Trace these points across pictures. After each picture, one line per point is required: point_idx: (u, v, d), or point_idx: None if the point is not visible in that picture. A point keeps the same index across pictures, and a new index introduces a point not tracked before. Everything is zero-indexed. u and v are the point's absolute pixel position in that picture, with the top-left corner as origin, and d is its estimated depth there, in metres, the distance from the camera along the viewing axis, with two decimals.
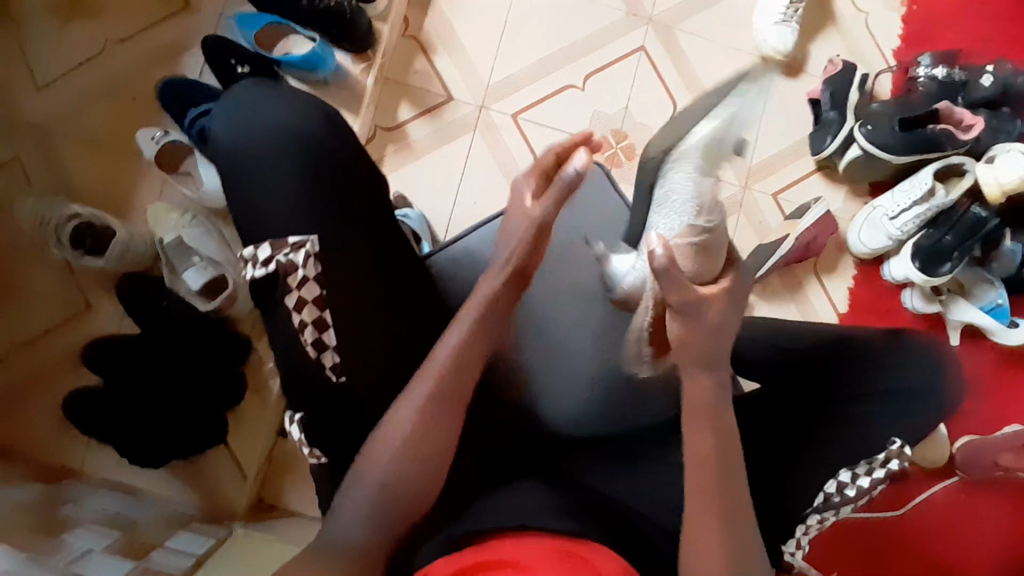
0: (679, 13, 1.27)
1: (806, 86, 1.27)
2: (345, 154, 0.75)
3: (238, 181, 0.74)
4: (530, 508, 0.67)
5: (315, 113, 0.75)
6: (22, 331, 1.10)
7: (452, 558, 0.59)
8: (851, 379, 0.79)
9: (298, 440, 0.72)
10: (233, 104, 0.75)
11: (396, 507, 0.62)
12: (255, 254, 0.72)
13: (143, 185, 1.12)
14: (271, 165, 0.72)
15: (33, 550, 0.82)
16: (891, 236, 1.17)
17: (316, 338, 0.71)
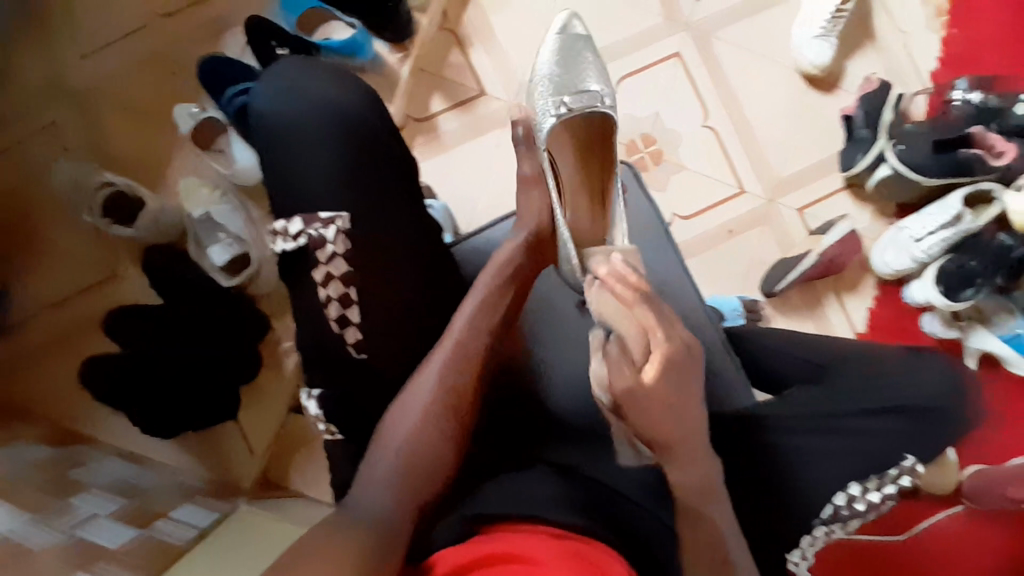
0: (717, 21, 1.27)
1: (840, 103, 1.26)
2: (387, 137, 0.75)
3: (278, 160, 0.74)
4: (544, 498, 0.68)
5: (350, 89, 0.75)
6: (51, 295, 1.12)
7: (464, 547, 0.61)
8: (862, 393, 0.77)
9: (315, 416, 0.73)
10: (281, 82, 0.75)
11: (417, 471, 0.65)
12: (286, 228, 0.72)
13: (177, 159, 1.13)
14: (313, 147, 0.72)
15: (39, 511, 0.85)
16: (916, 258, 1.17)
17: (340, 315, 0.71)
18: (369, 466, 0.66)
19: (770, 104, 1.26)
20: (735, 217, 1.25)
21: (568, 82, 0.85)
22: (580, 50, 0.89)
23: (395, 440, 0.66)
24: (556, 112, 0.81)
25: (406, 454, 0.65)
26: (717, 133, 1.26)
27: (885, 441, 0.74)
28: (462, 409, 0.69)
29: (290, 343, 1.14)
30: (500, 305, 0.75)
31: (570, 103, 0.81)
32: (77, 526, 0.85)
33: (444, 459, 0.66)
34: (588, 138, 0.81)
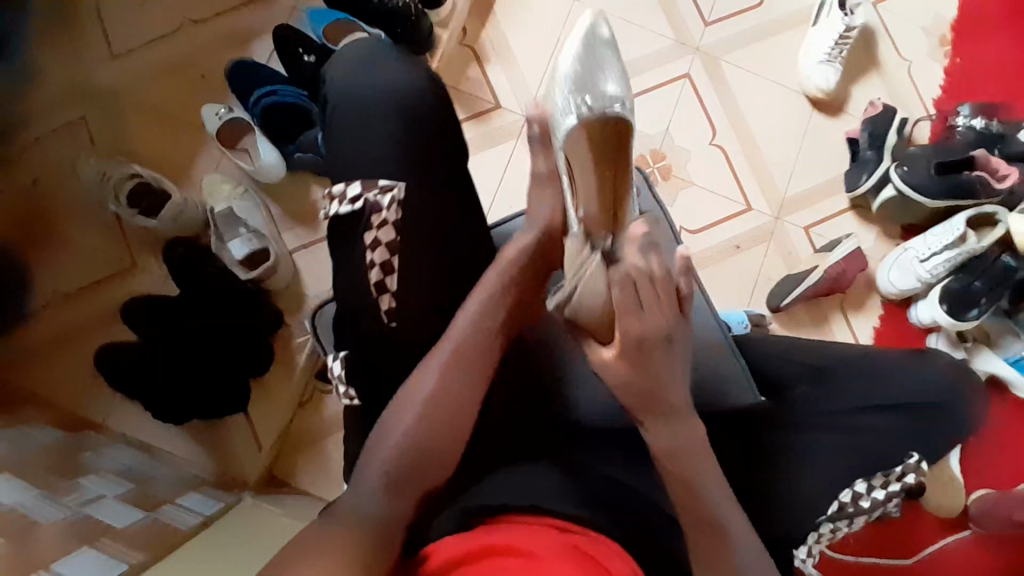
0: (726, 45, 1.31)
1: (844, 126, 1.30)
2: (442, 117, 0.77)
3: (339, 137, 0.77)
4: (550, 491, 0.69)
5: (415, 72, 0.78)
6: (71, 283, 1.15)
7: (465, 536, 0.63)
8: (864, 390, 0.78)
9: (338, 377, 0.77)
10: (350, 62, 0.78)
11: (414, 460, 0.66)
12: (344, 192, 0.75)
13: (202, 157, 1.17)
14: (375, 125, 0.76)
15: (48, 488, 0.86)
16: (921, 278, 1.18)
17: (380, 280, 0.74)
18: (368, 455, 0.68)
19: (777, 126, 1.30)
20: (742, 233, 1.27)
21: (588, 79, 0.67)
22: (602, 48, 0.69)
23: (393, 438, 0.67)
24: (578, 111, 0.66)
25: (407, 450, 0.66)
26: (725, 152, 1.29)
27: (884, 439, 0.74)
28: (465, 410, 0.70)
29: (303, 338, 1.15)
30: (502, 315, 0.73)
31: (591, 104, 0.66)
32: (84, 505, 0.86)
33: (444, 455, 0.68)
34: (618, 140, 0.64)
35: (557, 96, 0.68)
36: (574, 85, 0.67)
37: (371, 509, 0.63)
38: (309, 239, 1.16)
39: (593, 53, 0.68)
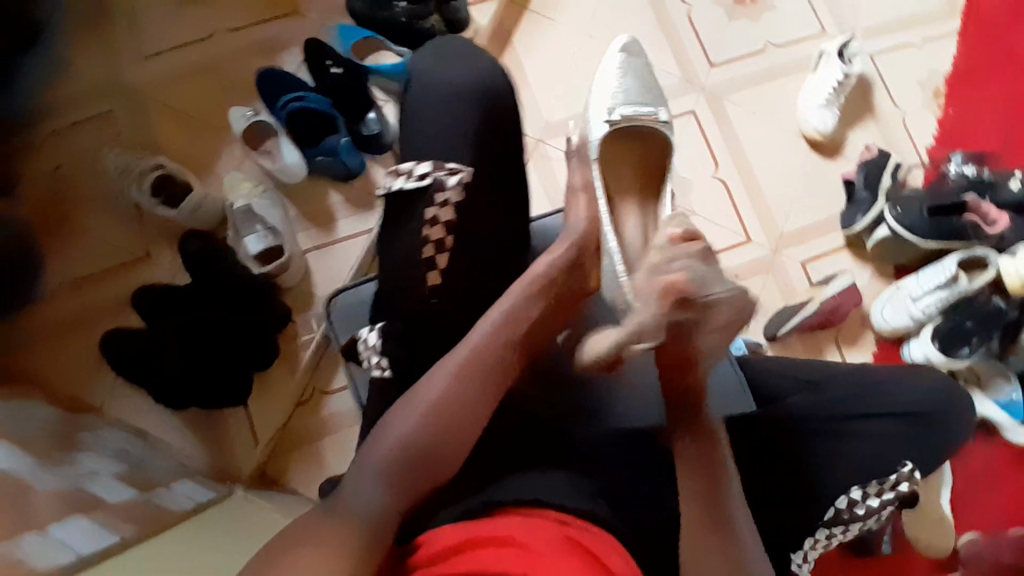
0: (731, 85, 1.39)
1: (841, 168, 1.36)
2: (508, 114, 0.86)
3: (412, 120, 0.84)
4: (554, 488, 0.68)
5: (488, 70, 0.85)
6: (84, 269, 1.17)
7: (467, 524, 0.63)
8: (858, 400, 0.79)
9: (372, 348, 0.77)
10: (433, 56, 0.86)
11: (416, 451, 0.68)
12: (412, 170, 0.81)
13: (224, 156, 1.21)
14: (449, 112, 0.83)
15: (44, 459, 0.85)
16: (914, 316, 1.21)
17: (432, 255, 0.79)
18: (372, 444, 0.70)
19: (778, 163, 1.35)
20: (741, 264, 1.31)
21: (624, 95, 0.97)
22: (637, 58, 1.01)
23: (400, 429, 0.69)
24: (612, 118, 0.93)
25: (414, 439, 0.68)
26: (728, 186, 1.34)
27: (885, 445, 0.76)
28: (473, 413, 0.71)
29: (308, 337, 1.16)
30: (521, 327, 0.76)
31: (620, 116, 0.93)
32: (76, 481, 0.85)
33: (447, 452, 0.69)
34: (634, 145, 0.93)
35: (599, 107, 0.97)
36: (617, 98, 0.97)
37: (362, 504, 0.65)
38: (323, 242, 1.19)
39: (627, 61, 1.00)
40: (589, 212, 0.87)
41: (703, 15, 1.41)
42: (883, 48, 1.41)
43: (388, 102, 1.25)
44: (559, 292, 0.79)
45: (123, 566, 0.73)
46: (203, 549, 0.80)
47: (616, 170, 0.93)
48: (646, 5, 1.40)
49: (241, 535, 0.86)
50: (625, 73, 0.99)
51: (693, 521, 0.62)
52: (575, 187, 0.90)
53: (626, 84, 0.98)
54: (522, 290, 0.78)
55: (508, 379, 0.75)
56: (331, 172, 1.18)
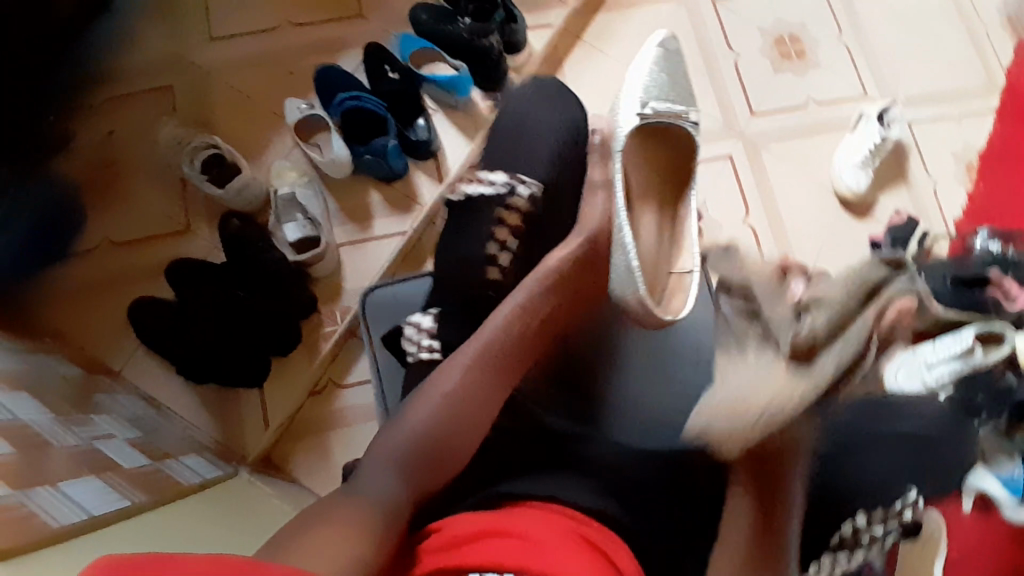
0: (770, 135, 1.42)
1: (870, 229, 1.38)
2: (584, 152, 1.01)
3: (502, 142, 1.01)
4: (573, 486, 0.72)
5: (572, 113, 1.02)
6: (122, 235, 1.18)
7: (475, 518, 0.64)
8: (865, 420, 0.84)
9: (425, 330, 0.84)
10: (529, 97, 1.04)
11: (430, 443, 0.73)
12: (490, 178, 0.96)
13: (272, 143, 1.24)
14: (536, 139, 0.99)
15: (66, 416, 0.86)
16: (927, 383, 1.22)
17: (495, 254, 0.91)
18: (386, 439, 0.74)
19: (806, 216, 1.38)
20: None
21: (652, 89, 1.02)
22: (666, 61, 1.05)
23: (417, 421, 0.74)
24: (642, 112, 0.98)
25: (428, 432, 0.74)
26: (756, 232, 1.36)
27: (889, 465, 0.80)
28: (483, 401, 0.78)
29: (332, 329, 1.17)
30: (527, 327, 0.85)
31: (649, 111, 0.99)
32: (91, 437, 0.85)
33: (457, 444, 0.75)
34: (660, 144, 1.00)
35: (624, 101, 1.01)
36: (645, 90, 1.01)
37: (380, 493, 0.67)
38: (357, 238, 1.21)
39: (655, 53, 1.05)
40: (601, 211, 0.95)
41: (749, 66, 1.46)
42: (918, 120, 1.44)
43: (437, 112, 1.29)
44: (567, 294, 0.89)
45: (129, 530, 0.73)
46: (204, 527, 0.80)
47: (634, 166, 0.99)
48: (694, 51, 1.45)
49: (243, 521, 0.85)
50: (648, 66, 1.03)
51: (749, 545, 0.68)
52: (595, 183, 0.97)
53: (652, 77, 1.03)
54: (531, 295, 0.87)
55: (514, 377, 0.82)
56: (375, 171, 1.20)
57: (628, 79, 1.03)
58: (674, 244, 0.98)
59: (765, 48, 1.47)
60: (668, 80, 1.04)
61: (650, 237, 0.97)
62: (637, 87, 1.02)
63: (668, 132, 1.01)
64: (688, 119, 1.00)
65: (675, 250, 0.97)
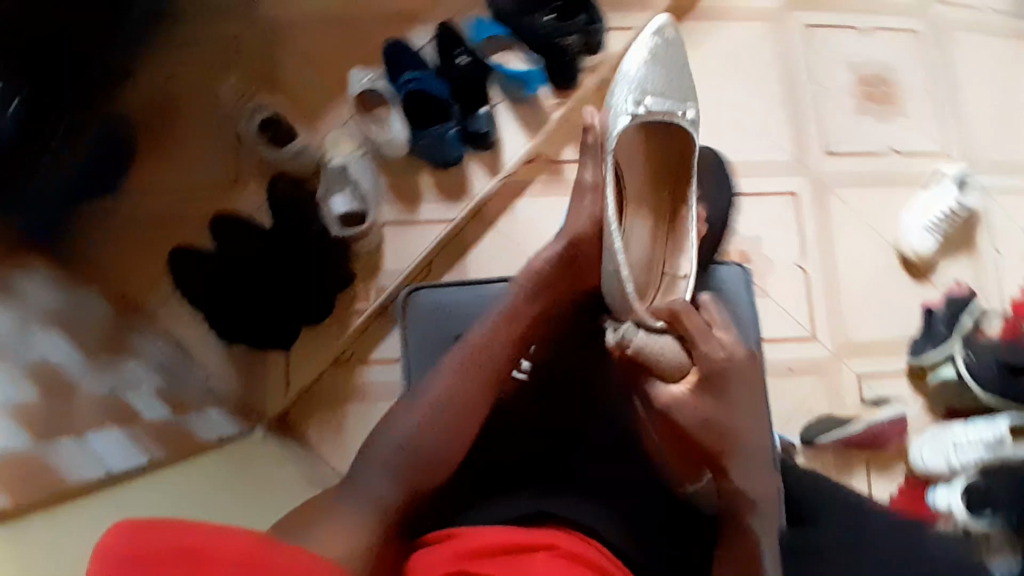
0: (839, 179, 1.36)
1: (924, 294, 1.32)
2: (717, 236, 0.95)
3: None
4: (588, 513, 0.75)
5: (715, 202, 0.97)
6: (172, 180, 1.18)
7: (501, 534, 0.65)
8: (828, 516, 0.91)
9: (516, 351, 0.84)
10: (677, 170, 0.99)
11: (426, 446, 0.72)
12: None
13: (333, 109, 1.22)
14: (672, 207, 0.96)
15: (94, 360, 0.87)
16: (950, 463, 1.18)
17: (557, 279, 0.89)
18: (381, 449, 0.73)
19: (863, 269, 1.32)
20: (799, 358, 1.28)
21: (652, 81, 0.87)
22: (670, 49, 0.91)
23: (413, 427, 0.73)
24: (635, 108, 0.83)
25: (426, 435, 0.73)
26: (808, 278, 1.31)
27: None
28: (474, 405, 0.76)
29: (364, 307, 1.16)
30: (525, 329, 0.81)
31: (647, 105, 0.84)
32: (117, 388, 0.86)
33: (450, 446, 0.73)
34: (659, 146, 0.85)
35: (620, 90, 0.86)
36: (639, 84, 0.86)
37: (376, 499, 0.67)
38: (404, 218, 1.20)
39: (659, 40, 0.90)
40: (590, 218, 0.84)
41: (831, 102, 1.39)
42: (998, 186, 1.37)
43: (501, 103, 1.26)
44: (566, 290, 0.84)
45: (144, 490, 0.74)
46: (215, 494, 0.80)
47: (629, 162, 0.84)
48: (777, 77, 1.39)
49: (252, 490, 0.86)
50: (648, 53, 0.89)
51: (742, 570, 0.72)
52: (584, 185, 0.85)
53: (654, 69, 0.88)
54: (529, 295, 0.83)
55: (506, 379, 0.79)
56: (430, 156, 1.18)
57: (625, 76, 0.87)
58: (672, 245, 0.86)
59: (850, 87, 1.40)
60: (671, 74, 0.89)
61: (641, 246, 0.85)
62: (641, 78, 0.86)
63: (663, 130, 0.85)
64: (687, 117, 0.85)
65: (675, 253, 0.85)
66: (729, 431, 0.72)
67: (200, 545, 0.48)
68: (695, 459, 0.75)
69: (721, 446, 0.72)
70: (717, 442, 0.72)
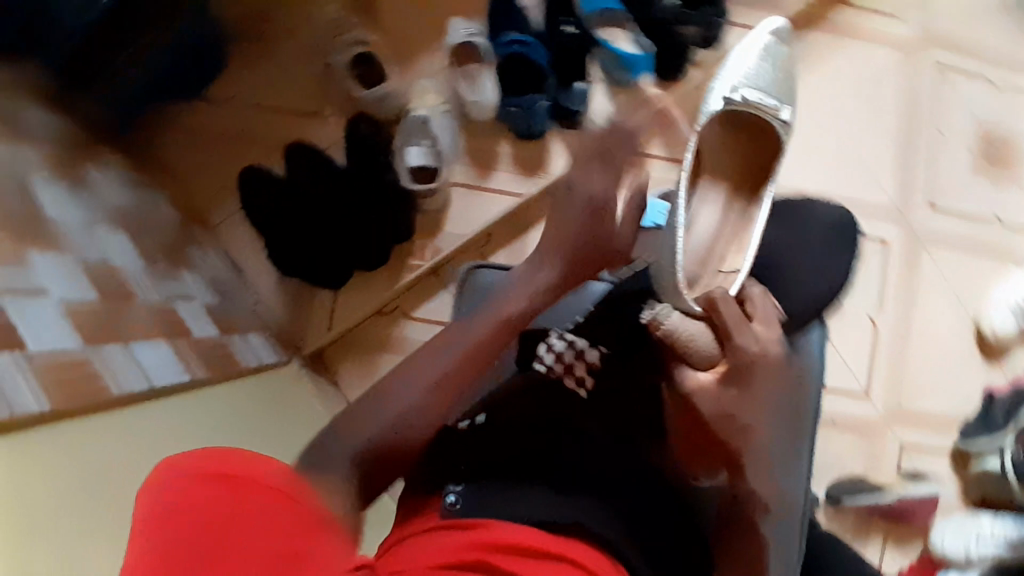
0: (935, 237, 1.27)
1: (993, 377, 1.24)
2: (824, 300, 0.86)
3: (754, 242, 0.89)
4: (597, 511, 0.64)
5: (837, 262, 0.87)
6: (255, 97, 1.16)
7: (524, 530, 0.59)
8: None
9: (573, 355, 0.79)
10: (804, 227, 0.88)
11: (416, 427, 0.62)
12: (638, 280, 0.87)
13: (428, 54, 1.17)
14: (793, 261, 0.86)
15: (154, 268, 0.88)
16: (969, 552, 1.12)
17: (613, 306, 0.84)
18: (354, 421, 0.60)
19: (935, 338, 1.25)
20: (843, 412, 1.23)
21: (758, 75, 0.86)
22: (776, 45, 0.91)
23: (407, 398, 0.62)
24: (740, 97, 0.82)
25: (417, 415, 0.62)
26: (877, 333, 1.24)
27: None
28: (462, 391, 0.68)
29: (417, 264, 1.15)
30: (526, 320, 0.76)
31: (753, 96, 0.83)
32: (170, 296, 0.88)
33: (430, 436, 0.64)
34: (742, 129, 0.85)
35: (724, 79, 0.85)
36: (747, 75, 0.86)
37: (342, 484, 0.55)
38: (474, 183, 1.17)
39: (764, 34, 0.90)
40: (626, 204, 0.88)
41: (947, 155, 1.29)
42: None
43: (598, 83, 1.17)
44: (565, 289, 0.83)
45: (181, 409, 0.75)
46: (245, 425, 0.81)
47: (715, 151, 0.83)
48: (898, 116, 1.29)
49: (279, 426, 0.88)
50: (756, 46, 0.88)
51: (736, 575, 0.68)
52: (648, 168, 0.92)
53: (761, 64, 0.88)
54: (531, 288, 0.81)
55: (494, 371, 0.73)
56: (515, 125, 1.14)
57: (730, 59, 0.87)
58: (739, 227, 0.82)
59: (974, 142, 1.29)
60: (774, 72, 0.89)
61: (710, 220, 0.82)
62: (747, 69, 0.86)
63: (746, 118, 0.84)
64: (779, 116, 0.84)
65: (732, 243, 0.81)
66: (745, 424, 0.72)
67: (232, 471, 0.43)
68: (712, 453, 0.74)
69: (736, 442, 0.72)
70: (733, 436, 0.72)
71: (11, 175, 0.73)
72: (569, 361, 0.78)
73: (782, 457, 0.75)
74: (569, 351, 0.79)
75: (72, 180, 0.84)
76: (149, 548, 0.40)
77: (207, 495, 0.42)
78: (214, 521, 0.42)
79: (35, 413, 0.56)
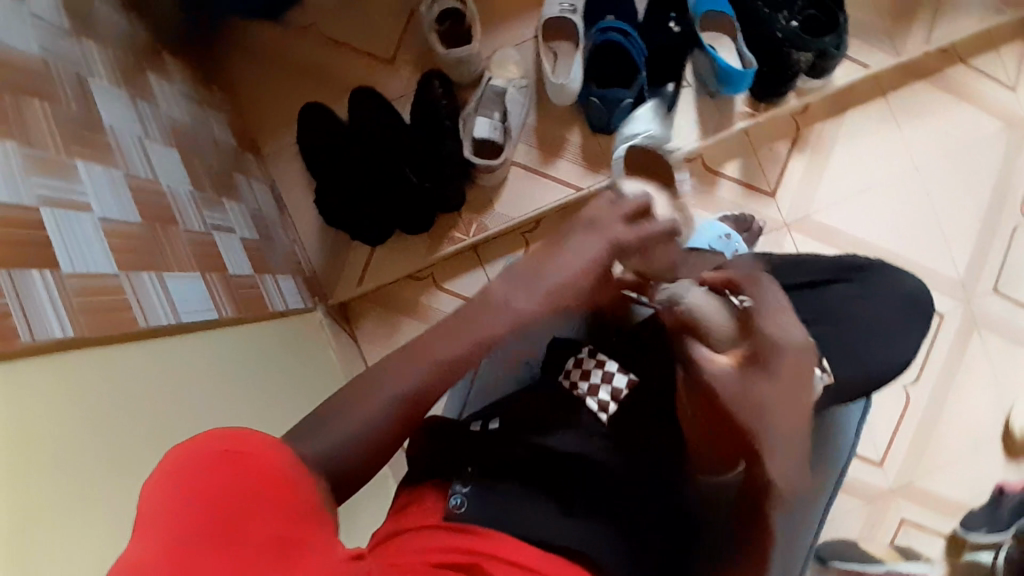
0: (993, 321, 1.22)
1: (1011, 473, 1.21)
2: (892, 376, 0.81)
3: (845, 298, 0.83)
4: (602, 536, 0.58)
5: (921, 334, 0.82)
6: (332, 32, 1.12)
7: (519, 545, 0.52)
8: None
9: (602, 380, 0.71)
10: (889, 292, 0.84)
11: (412, 418, 0.53)
12: None
13: (518, 24, 1.12)
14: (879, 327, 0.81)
15: (201, 194, 0.86)
16: None
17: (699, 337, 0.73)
18: (345, 402, 0.51)
19: (964, 422, 1.21)
20: (850, 475, 1.21)
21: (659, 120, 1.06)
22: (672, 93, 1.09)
23: (388, 391, 0.52)
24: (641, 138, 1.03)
25: (401, 410, 0.52)
26: (907, 404, 1.21)
27: None
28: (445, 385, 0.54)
29: (460, 238, 1.10)
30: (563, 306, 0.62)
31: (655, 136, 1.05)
32: (213, 225, 0.85)
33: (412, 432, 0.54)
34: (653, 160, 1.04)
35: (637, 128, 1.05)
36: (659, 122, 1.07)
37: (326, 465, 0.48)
38: (536, 168, 1.12)
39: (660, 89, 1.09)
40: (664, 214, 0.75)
41: None
42: None
43: (689, 88, 1.13)
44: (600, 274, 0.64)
45: (199, 347, 0.73)
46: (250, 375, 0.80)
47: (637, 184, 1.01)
48: (985, 189, 1.22)
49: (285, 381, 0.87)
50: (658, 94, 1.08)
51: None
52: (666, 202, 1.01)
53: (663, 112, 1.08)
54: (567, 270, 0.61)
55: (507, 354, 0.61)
56: (594, 116, 1.07)
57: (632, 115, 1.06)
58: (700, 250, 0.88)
59: None
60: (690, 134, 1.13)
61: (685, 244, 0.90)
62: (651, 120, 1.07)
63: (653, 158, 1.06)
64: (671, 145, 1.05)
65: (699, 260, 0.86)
66: (767, 406, 0.54)
67: (245, 449, 0.39)
68: (729, 438, 0.58)
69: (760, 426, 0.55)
70: (754, 422, 0.54)
71: (70, 69, 0.70)
72: (596, 382, 0.71)
73: (804, 449, 0.60)
74: (597, 372, 0.72)
75: (136, 88, 0.82)
76: (152, 537, 0.35)
77: (224, 482, 0.37)
78: (236, 503, 0.36)
79: (56, 339, 0.53)
